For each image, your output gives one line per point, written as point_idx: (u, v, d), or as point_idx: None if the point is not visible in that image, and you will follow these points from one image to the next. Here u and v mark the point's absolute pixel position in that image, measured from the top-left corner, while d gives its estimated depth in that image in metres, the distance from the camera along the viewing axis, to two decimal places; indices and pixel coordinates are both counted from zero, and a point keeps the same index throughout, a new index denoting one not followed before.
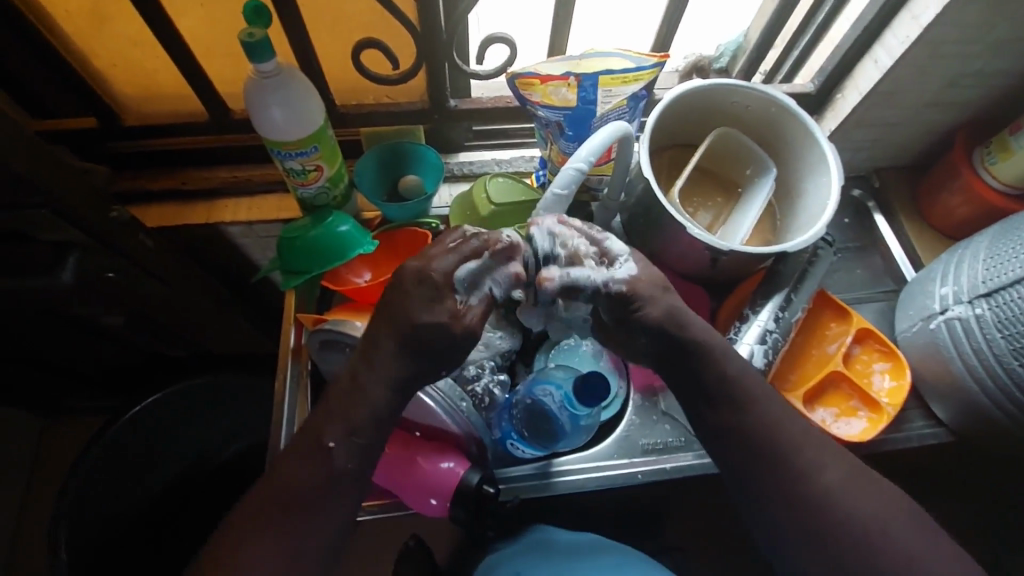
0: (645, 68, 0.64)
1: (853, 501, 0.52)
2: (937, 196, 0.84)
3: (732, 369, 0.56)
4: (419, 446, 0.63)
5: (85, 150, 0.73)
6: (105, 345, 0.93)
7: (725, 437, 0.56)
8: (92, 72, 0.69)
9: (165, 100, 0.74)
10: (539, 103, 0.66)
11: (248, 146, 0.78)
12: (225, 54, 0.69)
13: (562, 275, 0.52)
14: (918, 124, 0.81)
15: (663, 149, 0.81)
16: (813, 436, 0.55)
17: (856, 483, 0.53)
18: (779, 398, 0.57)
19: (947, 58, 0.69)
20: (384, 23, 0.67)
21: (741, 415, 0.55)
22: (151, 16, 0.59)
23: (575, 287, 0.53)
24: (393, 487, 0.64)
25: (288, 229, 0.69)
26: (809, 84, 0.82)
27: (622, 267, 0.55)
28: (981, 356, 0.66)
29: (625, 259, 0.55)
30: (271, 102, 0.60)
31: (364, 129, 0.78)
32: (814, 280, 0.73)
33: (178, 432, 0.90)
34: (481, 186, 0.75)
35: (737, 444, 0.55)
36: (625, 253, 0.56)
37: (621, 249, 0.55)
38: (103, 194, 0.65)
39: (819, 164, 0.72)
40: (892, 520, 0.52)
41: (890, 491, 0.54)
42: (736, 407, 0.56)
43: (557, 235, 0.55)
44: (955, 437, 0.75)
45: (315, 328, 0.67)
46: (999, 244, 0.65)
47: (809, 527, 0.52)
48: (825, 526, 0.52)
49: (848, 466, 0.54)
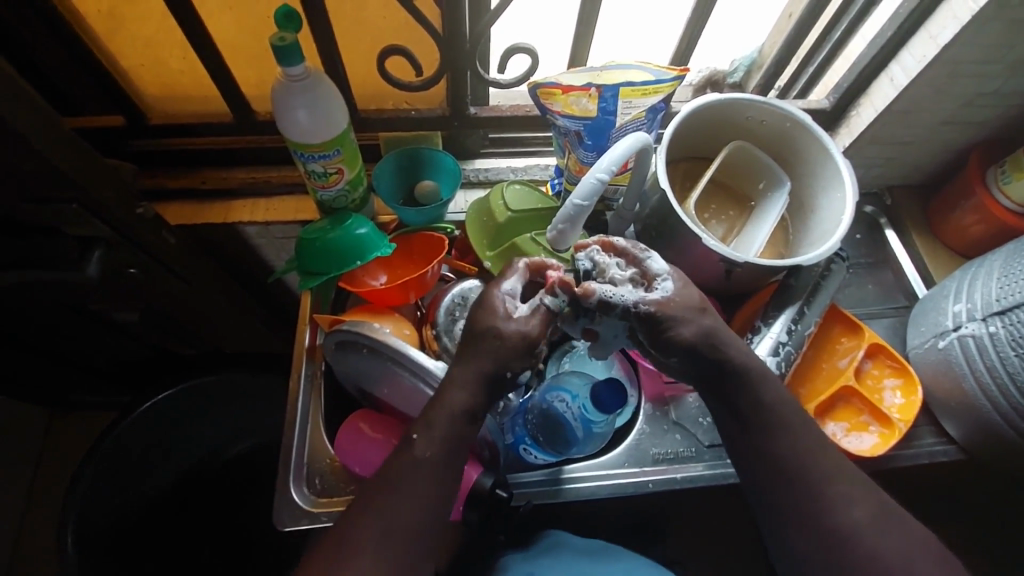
0: (665, 81, 0.65)
1: (877, 540, 0.52)
2: (949, 215, 0.84)
3: (761, 399, 0.56)
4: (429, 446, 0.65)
5: (110, 147, 0.75)
6: (116, 340, 0.93)
7: (747, 460, 0.57)
8: (121, 70, 0.70)
9: (190, 100, 0.76)
10: (560, 112, 0.67)
11: (270, 148, 0.79)
12: (251, 57, 0.71)
13: (601, 289, 0.54)
14: (933, 142, 0.82)
15: (678, 160, 0.82)
16: (828, 451, 0.55)
17: (877, 513, 0.53)
18: (795, 412, 0.57)
19: (965, 77, 0.70)
20: (409, 30, 0.69)
21: (765, 439, 0.55)
22: (184, 16, 0.60)
23: (609, 306, 0.54)
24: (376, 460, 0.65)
25: (307, 231, 0.70)
26: (824, 101, 0.83)
27: (660, 287, 0.56)
28: (994, 373, 0.66)
29: (664, 278, 0.57)
30: (298, 103, 0.61)
31: (383, 133, 0.79)
32: (827, 294, 0.73)
33: (187, 429, 0.90)
34: (497, 191, 0.75)
35: (760, 464, 0.56)
36: (666, 273, 0.57)
37: (661, 268, 0.56)
38: (129, 190, 0.66)
39: (834, 179, 0.73)
40: (915, 559, 0.51)
41: (913, 529, 0.53)
42: (756, 427, 0.56)
43: (598, 265, 0.57)
44: (966, 454, 0.75)
45: (332, 329, 0.67)
46: (1013, 262, 0.66)
47: (826, 550, 0.53)
48: (840, 549, 0.52)
49: (875, 502, 0.54)
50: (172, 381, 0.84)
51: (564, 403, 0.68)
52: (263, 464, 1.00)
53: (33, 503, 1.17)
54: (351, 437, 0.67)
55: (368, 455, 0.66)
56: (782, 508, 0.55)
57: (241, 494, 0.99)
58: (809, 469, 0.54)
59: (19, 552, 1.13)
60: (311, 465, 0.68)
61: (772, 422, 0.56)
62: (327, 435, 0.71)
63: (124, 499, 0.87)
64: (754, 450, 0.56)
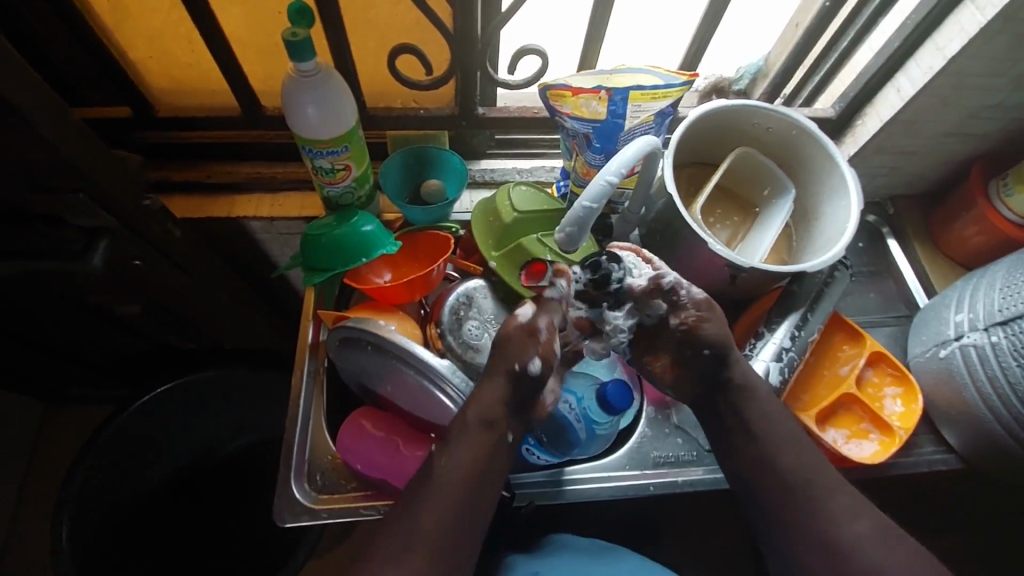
0: (675, 85, 0.65)
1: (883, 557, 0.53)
2: (952, 226, 0.85)
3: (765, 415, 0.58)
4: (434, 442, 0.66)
5: (116, 138, 0.74)
6: (116, 332, 0.92)
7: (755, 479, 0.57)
8: (129, 62, 0.70)
9: (197, 93, 0.76)
10: (569, 114, 0.67)
11: (276, 143, 0.79)
12: (260, 52, 0.71)
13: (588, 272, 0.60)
14: (937, 153, 0.82)
15: (684, 165, 0.83)
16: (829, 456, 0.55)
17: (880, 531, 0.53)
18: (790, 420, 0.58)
19: (970, 89, 0.71)
20: (420, 29, 0.69)
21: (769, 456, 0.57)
22: (196, 9, 0.60)
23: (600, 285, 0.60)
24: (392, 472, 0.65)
25: (313, 227, 0.70)
26: (829, 109, 0.83)
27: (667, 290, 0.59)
28: (995, 383, 0.66)
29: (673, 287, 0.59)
30: (307, 100, 0.61)
31: (390, 132, 0.79)
32: (830, 301, 0.73)
33: (186, 424, 0.90)
34: (504, 192, 0.75)
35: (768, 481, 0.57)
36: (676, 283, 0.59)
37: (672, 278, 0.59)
38: (136, 182, 0.65)
39: (839, 187, 0.73)
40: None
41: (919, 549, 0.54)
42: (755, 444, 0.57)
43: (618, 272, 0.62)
44: (965, 464, 0.75)
45: (336, 325, 0.67)
46: (1015, 273, 0.66)
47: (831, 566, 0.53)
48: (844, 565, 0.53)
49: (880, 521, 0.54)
50: (172, 375, 0.83)
51: (563, 404, 0.68)
52: (261, 461, 1.00)
53: (26, 495, 1.16)
54: (353, 432, 0.67)
55: (368, 450, 0.66)
56: (777, 514, 0.56)
57: (238, 491, 0.98)
58: (804, 477, 0.56)
59: (10, 545, 1.12)
60: (312, 461, 0.67)
61: (766, 428, 0.58)
62: (328, 432, 0.71)
63: (120, 493, 0.86)
64: (754, 457, 0.57)
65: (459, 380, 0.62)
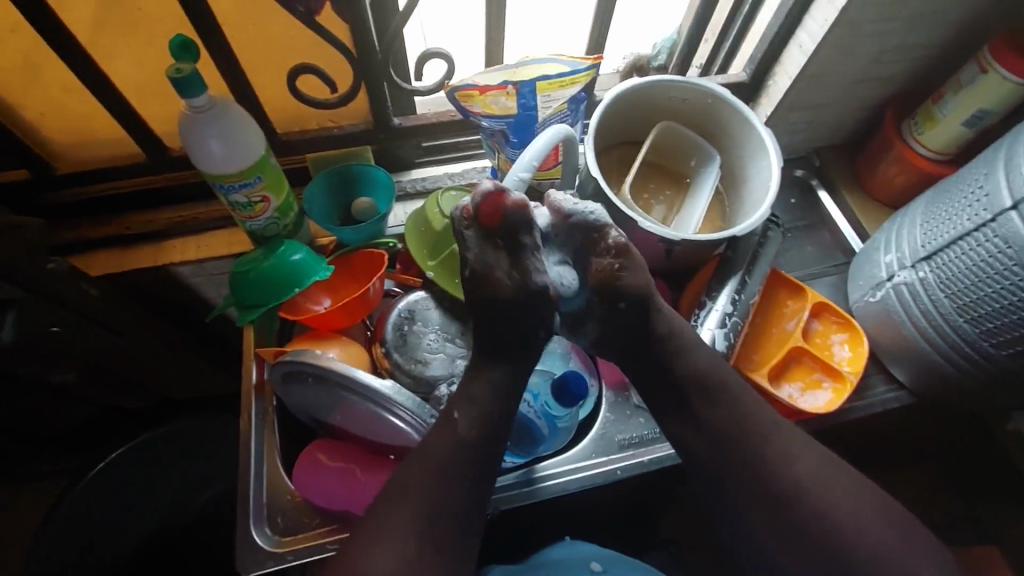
0: (581, 71, 0.65)
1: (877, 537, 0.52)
2: (875, 169, 0.87)
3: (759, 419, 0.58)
4: (350, 454, 0.66)
5: (20, 204, 0.71)
6: (58, 402, 0.88)
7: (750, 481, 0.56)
8: (22, 125, 0.66)
9: (101, 144, 0.72)
10: (481, 113, 0.66)
11: (192, 184, 0.76)
12: (157, 94, 0.68)
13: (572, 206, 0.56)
14: (849, 101, 0.85)
15: (610, 148, 0.83)
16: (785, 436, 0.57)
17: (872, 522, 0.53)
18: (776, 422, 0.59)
19: (867, 36, 0.73)
20: (317, 48, 0.67)
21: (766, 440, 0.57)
22: (74, 60, 0.58)
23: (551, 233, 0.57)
24: (314, 483, 0.64)
25: (239, 264, 0.68)
26: (742, 74, 0.85)
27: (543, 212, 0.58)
28: (929, 317, 0.69)
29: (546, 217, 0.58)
30: (207, 134, 0.59)
31: (308, 154, 0.77)
32: (765, 261, 0.75)
33: (147, 485, 0.86)
34: (433, 201, 0.72)
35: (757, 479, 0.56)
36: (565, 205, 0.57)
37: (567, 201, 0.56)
38: (38, 247, 0.62)
39: (758, 150, 0.74)
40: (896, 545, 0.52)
41: (896, 518, 0.54)
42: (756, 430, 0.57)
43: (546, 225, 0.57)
44: (916, 398, 0.77)
45: (276, 361, 0.65)
46: (933, 209, 0.69)
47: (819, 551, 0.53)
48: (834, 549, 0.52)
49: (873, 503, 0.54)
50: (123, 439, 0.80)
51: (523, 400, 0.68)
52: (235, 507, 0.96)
53: None
54: (308, 469, 0.65)
55: (328, 486, 0.64)
56: (759, 510, 0.55)
57: (213, 547, 0.95)
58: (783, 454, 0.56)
59: None
60: (272, 504, 0.65)
61: (740, 415, 0.58)
62: (285, 470, 0.69)
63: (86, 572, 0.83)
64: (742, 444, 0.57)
65: (408, 400, 0.61)
